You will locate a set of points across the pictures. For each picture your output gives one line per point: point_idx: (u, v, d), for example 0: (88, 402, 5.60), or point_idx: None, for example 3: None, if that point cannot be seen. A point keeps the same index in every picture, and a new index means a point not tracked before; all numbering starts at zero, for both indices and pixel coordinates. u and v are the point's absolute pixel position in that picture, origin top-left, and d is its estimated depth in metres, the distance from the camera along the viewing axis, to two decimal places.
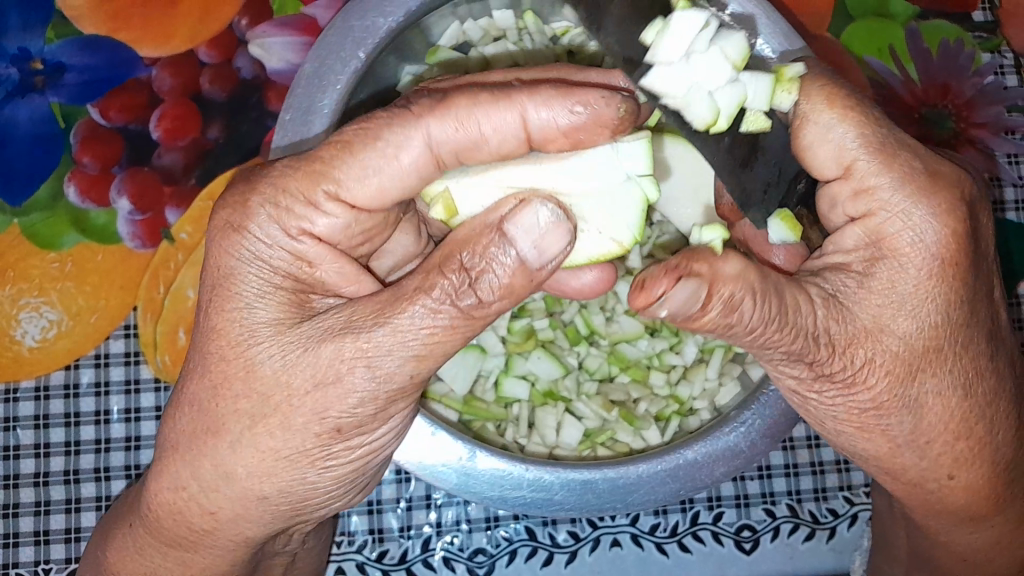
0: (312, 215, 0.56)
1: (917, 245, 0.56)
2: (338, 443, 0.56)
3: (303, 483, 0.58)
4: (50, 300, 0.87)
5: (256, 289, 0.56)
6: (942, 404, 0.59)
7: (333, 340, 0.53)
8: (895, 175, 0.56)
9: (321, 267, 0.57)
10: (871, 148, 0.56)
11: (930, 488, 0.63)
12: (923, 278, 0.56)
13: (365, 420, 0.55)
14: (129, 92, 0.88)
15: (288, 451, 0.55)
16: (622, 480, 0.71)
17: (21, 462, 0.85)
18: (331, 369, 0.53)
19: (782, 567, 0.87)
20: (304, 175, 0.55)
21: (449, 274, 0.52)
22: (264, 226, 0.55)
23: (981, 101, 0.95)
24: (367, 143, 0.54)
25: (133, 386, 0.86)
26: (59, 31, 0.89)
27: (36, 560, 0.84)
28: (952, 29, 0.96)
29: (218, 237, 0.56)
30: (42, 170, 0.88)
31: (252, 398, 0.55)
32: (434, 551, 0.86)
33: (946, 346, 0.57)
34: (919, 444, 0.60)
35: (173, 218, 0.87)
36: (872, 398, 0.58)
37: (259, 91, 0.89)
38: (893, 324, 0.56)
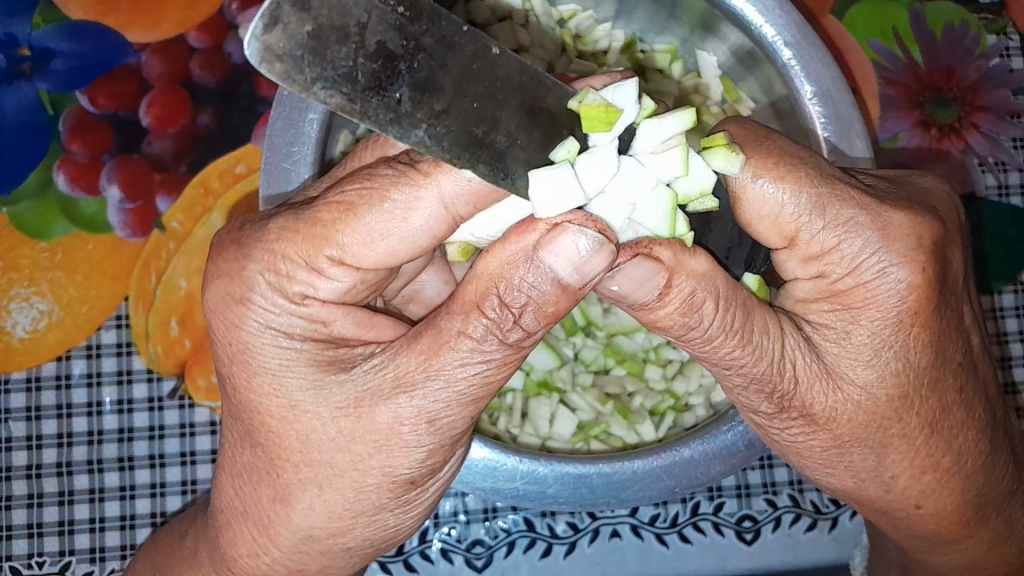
0: (316, 282, 0.53)
1: (869, 300, 0.53)
2: (409, 492, 0.56)
3: (384, 529, 0.58)
4: (41, 291, 0.85)
5: (279, 361, 0.53)
6: (906, 444, 0.57)
7: (387, 402, 0.52)
8: (842, 232, 0.53)
9: (336, 323, 0.54)
10: (812, 210, 0.53)
11: (898, 516, 0.62)
12: (880, 328, 0.54)
13: (433, 467, 0.55)
14: (117, 79, 0.86)
15: (362, 507, 0.55)
16: (617, 476, 0.70)
17: (13, 455, 0.84)
18: (392, 431, 0.52)
19: (783, 557, 0.86)
20: (304, 240, 0.52)
21: (487, 312, 0.50)
22: (269, 295, 0.53)
23: (986, 85, 0.94)
24: (376, 204, 0.51)
25: (125, 377, 0.84)
26: (46, 15, 0.87)
27: (29, 553, 0.83)
28: (957, 11, 0.94)
29: (221, 311, 0.55)
30: (30, 158, 0.86)
31: (312, 466, 0.54)
32: (432, 542, 0.85)
33: (909, 390, 0.55)
34: (883, 478, 0.59)
35: (164, 206, 0.86)
36: (834, 437, 0.57)
37: (251, 77, 0.87)
38: (852, 373, 0.55)
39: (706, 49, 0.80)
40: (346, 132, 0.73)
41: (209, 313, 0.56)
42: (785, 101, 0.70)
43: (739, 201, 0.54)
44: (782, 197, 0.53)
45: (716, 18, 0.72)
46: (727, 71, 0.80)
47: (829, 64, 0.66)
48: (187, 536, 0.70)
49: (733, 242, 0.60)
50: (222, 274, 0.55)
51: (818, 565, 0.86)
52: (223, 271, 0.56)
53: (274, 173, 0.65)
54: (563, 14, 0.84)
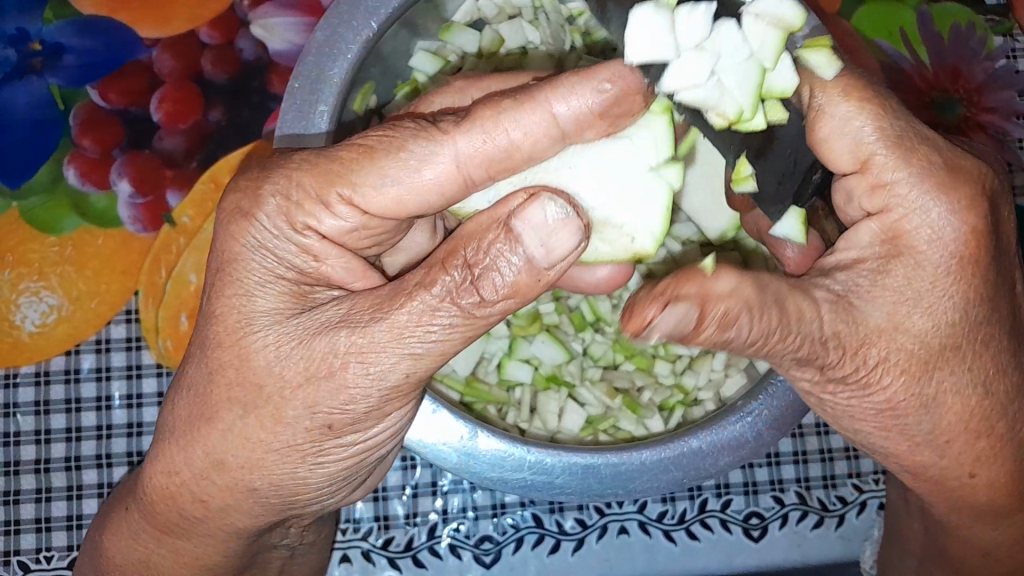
0: (321, 215, 0.53)
1: (935, 241, 0.54)
2: (328, 441, 0.54)
3: (293, 478, 0.55)
4: (50, 285, 0.85)
5: (259, 277, 0.54)
6: (960, 403, 0.56)
7: (329, 333, 0.52)
8: (912, 168, 0.54)
9: (327, 262, 0.55)
10: (891, 143, 0.55)
11: (951, 486, 0.61)
12: (939, 275, 0.54)
13: (358, 419, 0.53)
14: (128, 74, 0.87)
15: (279, 443, 0.53)
16: (625, 467, 0.70)
17: (22, 449, 0.84)
18: (324, 362, 0.52)
19: (789, 555, 0.87)
20: (321, 173, 0.53)
21: (451, 270, 0.50)
22: (274, 217, 0.54)
23: (993, 85, 0.94)
24: (392, 153, 0.51)
25: (134, 372, 0.85)
26: (57, 12, 0.87)
27: (37, 548, 0.83)
28: (963, 13, 0.95)
29: (226, 221, 0.55)
30: (40, 153, 0.86)
31: (245, 387, 0.53)
32: (440, 538, 0.85)
33: (963, 343, 0.55)
34: (938, 442, 0.58)
35: (174, 202, 0.86)
36: (887, 400, 0.56)
37: (262, 73, 0.87)
38: (909, 322, 0.54)
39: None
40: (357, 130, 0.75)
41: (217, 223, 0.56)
42: None
43: (819, 119, 0.56)
44: (862, 124, 0.55)
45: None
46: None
47: None
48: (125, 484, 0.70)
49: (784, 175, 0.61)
50: (236, 189, 0.55)
51: (827, 561, 0.86)
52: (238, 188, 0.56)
53: None
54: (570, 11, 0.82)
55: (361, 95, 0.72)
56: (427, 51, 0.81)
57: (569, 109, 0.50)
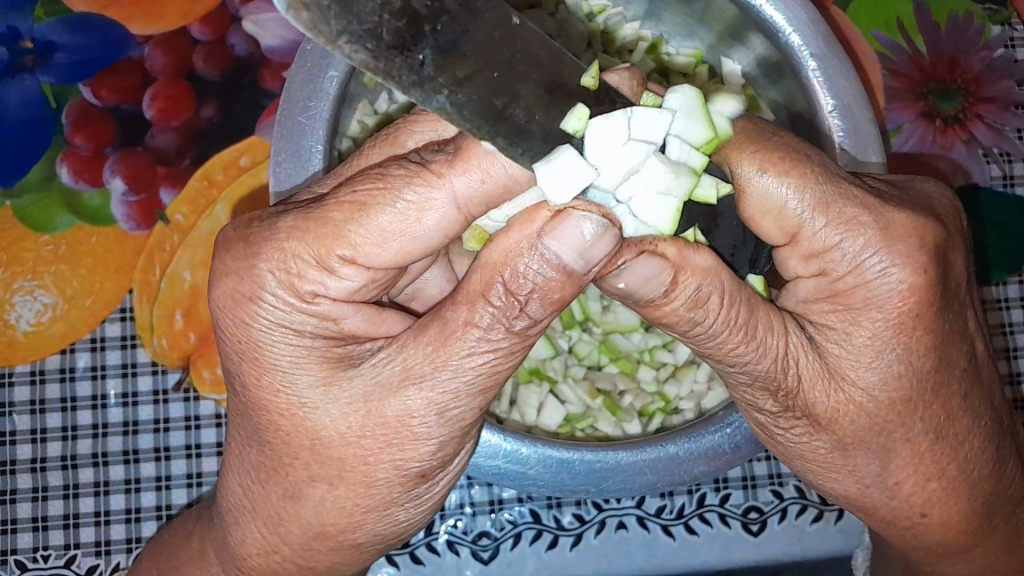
0: (327, 281, 0.52)
1: (871, 300, 0.53)
2: (419, 486, 0.56)
3: (394, 523, 0.58)
4: (44, 283, 0.85)
5: (289, 358, 0.53)
6: (910, 449, 0.57)
7: (395, 395, 0.51)
8: (845, 232, 0.53)
9: (346, 320, 0.53)
10: (817, 209, 0.53)
11: (903, 524, 0.62)
12: (883, 326, 0.53)
13: (443, 460, 0.55)
14: (120, 71, 0.86)
15: (372, 502, 0.55)
16: (599, 464, 0.70)
17: (17, 448, 0.84)
18: (401, 424, 0.52)
19: (789, 549, 0.86)
20: (306, 233, 0.51)
21: (494, 301, 0.49)
22: (280, 293, 0.52)
23: (990, 75, 0.93)
24: (388, 201, 0.50)
25: (130, 370, 0.84)
26: (49, 9, 0.87)
27: (34, 547, 0.83)
28: (960, 2, 0.94)
29: (229, 309, 0.54)
30: (33, 151, 0.86)
31: (323, 466, 0.54)
32: (437, 535, 0.85)
33: (913, 396, 0.55)
34: (888, 485, 0.59)
35: (168, 199, 0.86)
36: (839, 438, 0.57)
37: (255, 70, 0.87)
38: (855, 375, 0.54)
39: (732, 56, 0.80)
40: (365, 103, 0.77)
41: (214, 308, 0.55)
42: (805, 112, 0.70)
43: (742, 198, 0.54)
44: (784, 192, 0.53)
45: (745, 26, 0.71)
46: (751, 79, 0.80)
47: (851, 78, 0.65)
48: (190, 526, 0.72)
49: (739, 240, 0.57)
50: (229, 272, 0.54)
51: (823, 556, 0.86)
52: (230, 269, 0.54)
53: (290, 124, 0.65)
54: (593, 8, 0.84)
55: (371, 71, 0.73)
56: None
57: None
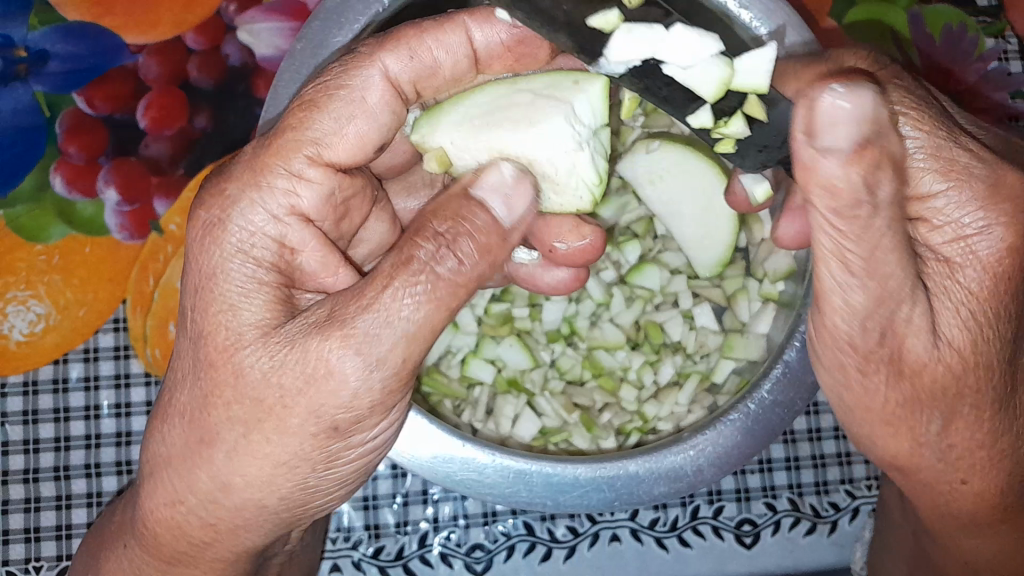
0: (297, 188, 0.56)
1: (964, 247, 0.53)
2: (337, 444, 0.54)
3: (304, 488, 0.56)
4: (38, 294, 0.85)
5: (240, 285, 0.55)
6: (974, 414, 0.57)
7: (320, 333, 0.51)
8: (953, 181, 0.53)
9: (303, 254, 0.57)
10: (930, 151, 0.53)
11: (941, 489, 0.62)
12: (977, 286, 0.54)
13: (363, 415, 0.53)
14: (114, 80, 0.86)
15: (287, 457, 0.54)
16: (556, 478, 0.70)
17: (10, 459, 0.84)
18: (318, 363, 0.51)
19: (782, 561, 0.86)
20: (282, 147, 0.56)
21: (423, 242, 0.51)
22: (253, 211, 0.56)
23: (987, 86, 0.93)
24: (333, 94, 0.57)
25: (123, 381, 0.84)
26: (42, 17, 0.86)
27: (26, 558, 0.83)
28: (955, 13, 0.94)
29: (197, 239, 0.56)
30: (27, 161, 0.85)
31: (245, 403, 0.53)
32: (431, 547, 0.85)
33: (990, 359, 0.55)
34: (939, 447, 0.59)
35: (161, 209, 0.85)
36: (917, 393, 0.56)
37: (249, 79, 0.87)
38: (946, 328, 0.54)
39: None
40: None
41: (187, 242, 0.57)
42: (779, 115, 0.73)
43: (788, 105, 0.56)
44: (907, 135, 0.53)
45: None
46: None
47: None
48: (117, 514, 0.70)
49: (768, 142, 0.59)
50: (213, 211, 0.56)
51: (818, 567, 0.86)
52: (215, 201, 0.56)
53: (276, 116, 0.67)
54: None
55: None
56: None
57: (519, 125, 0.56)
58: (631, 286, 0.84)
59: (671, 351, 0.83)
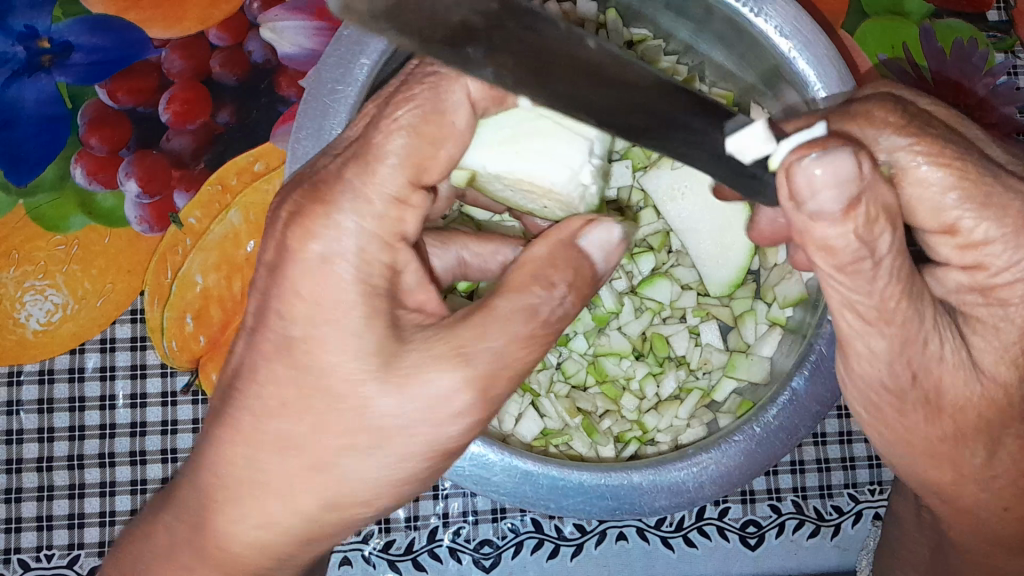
0: (400, 215, 0.55)
1: (1021, 313, 0.54)
2: (459, 448, 0.58)
3: (424, 477, 0.60)
4: (55, 283, 0.86)
5: (358, 315, 0.55)
6: (985, 455, 0.58)
7: (445, 368, 0.54)
8: (1008, 226, 0.53)
9: (407, 273, 0.57)
10: (978, 202, 0.52)
11: (944, 512, 0.64)
12: (996, 353, 0.55)
13: (475, 423, 0.57)
14: (137, 73, 0.87)
15: (416, 463, 0.57)
16: (562, 482, 0.71)
17: (25, 447, 0.84)
18: (441, 397, 0.55)
19: (785, 564, 0.88)
20: (362, 167, 0.54)
21: (531, 286, 0.55)
22: (355, 240, 0.54)
23: (995, 101, 0.93)
24: (408, 98, 0.54)
25: (139, 371, 0.85)
26: (67, 9, 0.87)
27: (38, 546, 0.83)
28: (967, 30, 0.97)
29: (298, 271, 0.54)
30: (48, 151, 0.86)
31: (356, 428, 0.56)
32: (441, 542, 0.86)
33: (1006, 410, 0.56)
34: (950, 477, 0.60)
35: (181, 202, 0.86)
36: (904, 432, 0.58)
37: (271, 76, 0.88)
38: (948, 385, 0.55)
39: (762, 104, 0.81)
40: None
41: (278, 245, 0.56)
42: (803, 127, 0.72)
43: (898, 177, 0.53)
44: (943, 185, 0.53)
45: (780, 76, 0.73)
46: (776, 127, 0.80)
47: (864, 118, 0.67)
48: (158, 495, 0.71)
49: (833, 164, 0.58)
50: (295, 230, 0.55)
51: (819, 571, 0.88)
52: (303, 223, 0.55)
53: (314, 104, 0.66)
54: (633, 37, 0.85)
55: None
56: None
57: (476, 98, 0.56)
58: (641, 298, 0.84)
59: (674, 365, 0.84)
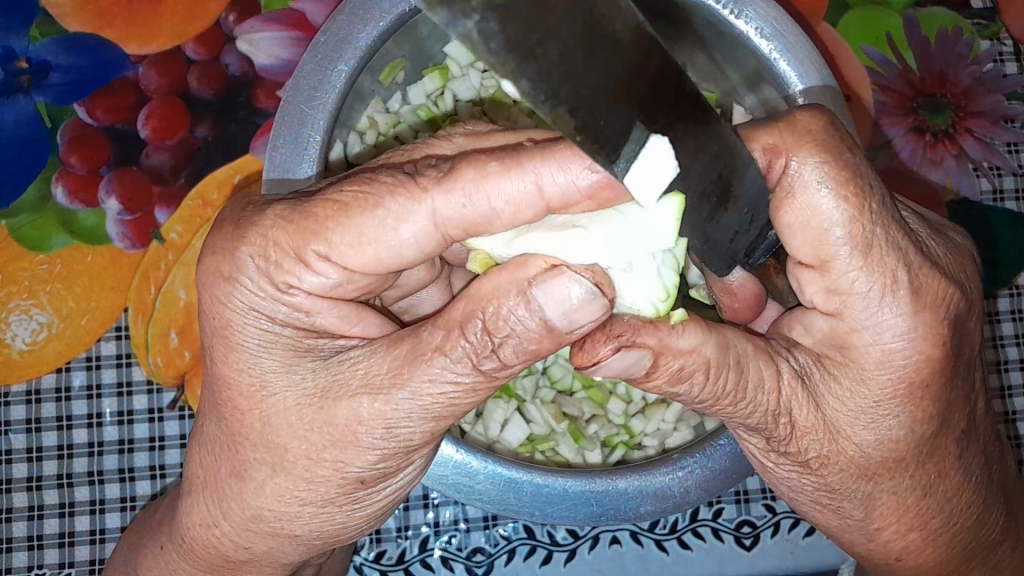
0: (300, 272, 0.51)
1: (884, 363, 0.53)
2: (360, 491, 0.55)
3: (332, 523, 0.57)
4: (40, 302, 0.86)
5: (259, 340, 0.53)
6: (895, 501, 0.58)
7: (350, 398, 0.51)
8: (879, 281, 0.52)
9: (320, 315, 0.53)
10: (858, 248, 0.51)
11: (877, 562, 0.64)
12: (885, 396, 0.54)
13: (387, 470, 0.55)
14: (116, 91, 0.87)
15: (314, 498, 0.55)
16: (547, 489, 0.70)
17: (15, 467, 0.84)
18: (350, 429, 0.52)
19: (782, 563, 0.87)
20: (296, 230, 0.51)
21: (470, 335, 0.49)
22: (256, 279, 0.52)
23: (979, 90, 0.94)
24: (368, 208, 0.49)
25: (125, 388, 0.85)
26: (44, 28, 0.87)
27: (30, 565, 0.84)
28: (950, 17, 0.94)
29: (207, 284, 0.54)
30: (30, 170, 0.86)
31: (269, 448, 0.54)
32: (432, 551, 0.86)
33: (907, 456, 0.56)
34: (867, 529, 0.60)
35: (163, 218, 0.86)
36: (826, 483, 0.58)
37: (249, 89, 0.87)
38: (854, 434, 0.55)
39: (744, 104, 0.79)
40: (379, 100, 0.81)
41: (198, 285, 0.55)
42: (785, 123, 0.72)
43: (785, 202, 0.51)
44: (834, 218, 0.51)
45: (762, 78, 0.72)
46: None
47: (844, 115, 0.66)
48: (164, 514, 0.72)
49: (742, 226, 0.52)
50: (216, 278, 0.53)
51: (816, 570, 0.87)
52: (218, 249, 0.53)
53: (294, 111, 0.65)
54: None
55: (389, 69, 0.77)
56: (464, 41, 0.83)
57: (558, 183, 0.47)
58: None
59: None
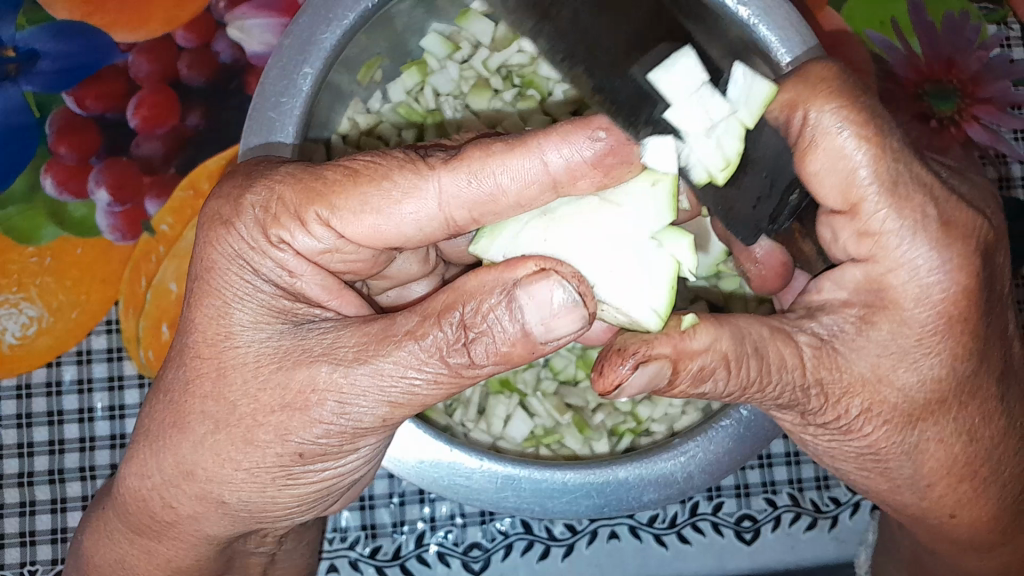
0: (297, 232, 0.53)
1: (921, 300, 0.52)
2: (297, 466, 0.54)
3: (262, 497, 0.55)
4: (30, 296, 0.84)
5: (237, 290, 0.54)
6: (942, 450, 0.57)
7: (313, 363, 0.51)
8: (908, 218, 0.52)
9: (301, 278, 0.54)
10: (884, 184, 0.52)
11: (931, 523, 0.63)
12: (927, 330, 0.53)
13: (329, 449, 0.53)
14: (104, 79, 0.85)
15: (252, 467, 0.53)
16: (545, 484, 0.69)
17: (5, 462, 0.83)
18: (301, 395, 0.51)
19: (783, 557, 0.86)
20: (303, 189, 0.53)
21: (445, 326, 0.49)
22: (251, 228, 0.53)
23: (988, 76, 0.91)
24: (374, 180, 0.52)
25: (117, 382, 0.84)
26: (31, 16, 0.85)
27: (22, 562, 0.83)
28: (956, 1, 0.92)
29: (206, 231, 0.55)
30: (18, 160, 0.85)
31: (234, 428, 0.52)
32: (428, 546, 0.85)
33: (949, 398, 0.55)
34: (919, 487, 0.59)
35: (153, 209, 0.85)
36: (868, 444, 0.57)
37: (241, 76, 0.86)
38: (895, 376, 0.54)
39: None
40: (357, 100, 0.79)
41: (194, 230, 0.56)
42: None
43: (809, 151, 0.53)
44: (858, 159, 0.52)
45: None
46: None
47: None
48: None
49: (763, 197, 0.56)
50: (220, 193, 0.56)
51: (819, 564, 0.85)
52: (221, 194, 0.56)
53: (261, 121, 0.63)
54: None
55: (366, 69, 0.76)
56: (440, 34, 0.81)
57: (562, 158, 0.51)
58: None
59: None
